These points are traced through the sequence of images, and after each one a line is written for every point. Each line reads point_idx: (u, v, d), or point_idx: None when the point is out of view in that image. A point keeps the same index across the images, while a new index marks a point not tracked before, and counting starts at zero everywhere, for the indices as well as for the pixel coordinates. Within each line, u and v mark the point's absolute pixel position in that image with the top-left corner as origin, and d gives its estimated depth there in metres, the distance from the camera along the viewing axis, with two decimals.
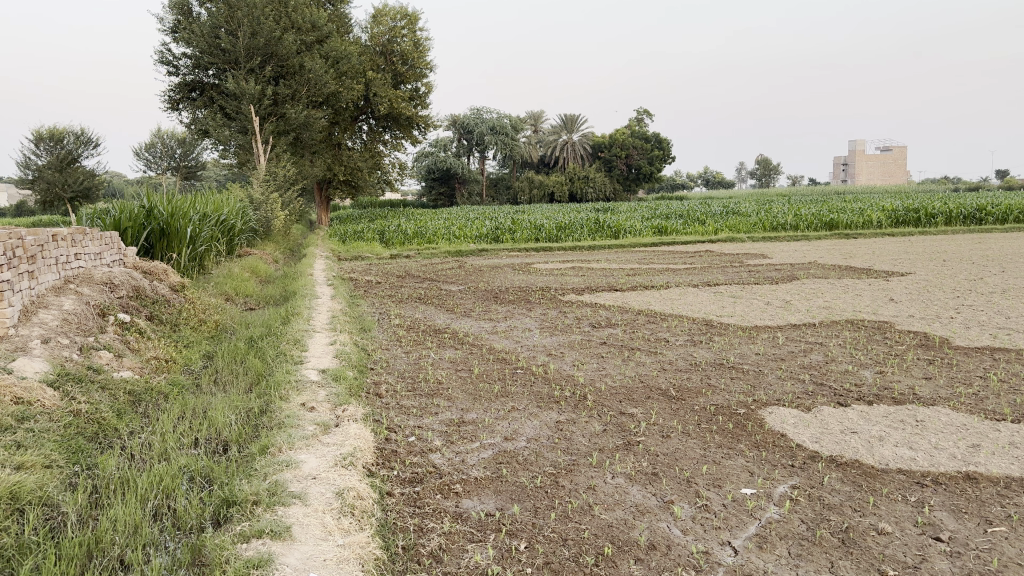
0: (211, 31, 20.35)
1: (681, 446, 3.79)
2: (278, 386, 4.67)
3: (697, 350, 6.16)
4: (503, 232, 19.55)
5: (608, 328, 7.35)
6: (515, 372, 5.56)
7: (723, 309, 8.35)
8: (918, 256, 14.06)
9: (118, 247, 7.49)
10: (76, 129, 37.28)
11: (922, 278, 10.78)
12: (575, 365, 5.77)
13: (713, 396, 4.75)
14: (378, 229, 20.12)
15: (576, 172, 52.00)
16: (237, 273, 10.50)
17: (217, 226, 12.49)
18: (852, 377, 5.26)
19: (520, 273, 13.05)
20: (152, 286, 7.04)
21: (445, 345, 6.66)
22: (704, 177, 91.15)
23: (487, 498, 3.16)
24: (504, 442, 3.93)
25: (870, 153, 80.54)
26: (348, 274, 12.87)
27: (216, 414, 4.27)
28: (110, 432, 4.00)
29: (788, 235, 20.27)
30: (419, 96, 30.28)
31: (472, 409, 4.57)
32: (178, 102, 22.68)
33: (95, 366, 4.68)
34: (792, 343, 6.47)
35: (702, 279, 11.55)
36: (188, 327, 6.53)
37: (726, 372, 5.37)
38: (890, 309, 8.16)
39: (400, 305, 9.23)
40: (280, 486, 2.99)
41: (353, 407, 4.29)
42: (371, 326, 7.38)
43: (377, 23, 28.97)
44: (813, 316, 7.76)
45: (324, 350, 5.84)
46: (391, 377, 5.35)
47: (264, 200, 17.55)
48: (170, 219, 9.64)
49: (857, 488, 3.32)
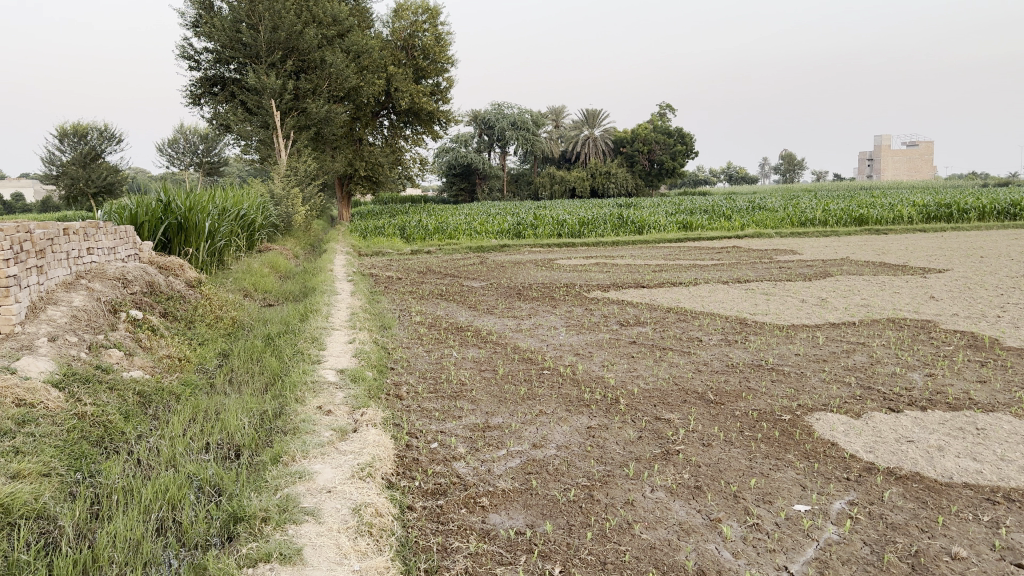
0: (232, 25, 20.24)
1: (724, 456, 3.51)
2: (294, 387, 4.44)
3: (733, 351, 5.86)
4: (525, 227, 19.28)
5: (637, 327, 7.06)
6: (541, 373, 5.29)
7: (757, 307, 8.02)
8: (954, 252, 13.63)
9: (134, 241, 7.31)
10: (99, 124, 37.52)
11: (962, 275, 10.37)
12: (605, 366, 5.49)
13: (754, 401, 4.45)
14: (399, 225, 19.94)
15: (597, 167, 51.55)
16: (257, 269, 10.33)
17: (237, 221, 12.32)
18: (902, 381, 4.94)
19: (543, 269, 12.78)
20: (167, 281, 6.86)
21: (467, 343, 6.41)
22: (726, 173, 90.27)
23: (515, 513, 2.91)
24: (533, 449, 3.67)
25: (896, 148, 79.31)
26: (369, 270, 12.67)
27: (227, 417, 4.05)
28: (116, 436, 3.78)
29: (817, 230, 19.81)
30: (440, 91, 30.05)
31: (498, 413, 4.31)
32: (200, 97, 22.64)
33: (104, 366, 4.48)
34: (832, 343, 6.14)
35: (732, 276, 11.21)
36: (203, 324, 6.33)
37: (766, 375, 5.07)
38: (932, 307, 7.79)
39: (422, 302, 9.00)
40: (291, 500, 2.75)
41: (372, 410, 4.05)
42: (391, 324, 7.16)
43: (398, 17, 28.80)
44: (852, 315, 7.43)
45: (342, 348, 5.62)
46: (411, 377, 5.10)
47: (285, 195, 17.43)
48: (188, 213, 9.49)
49: (923, 505, 3.02)
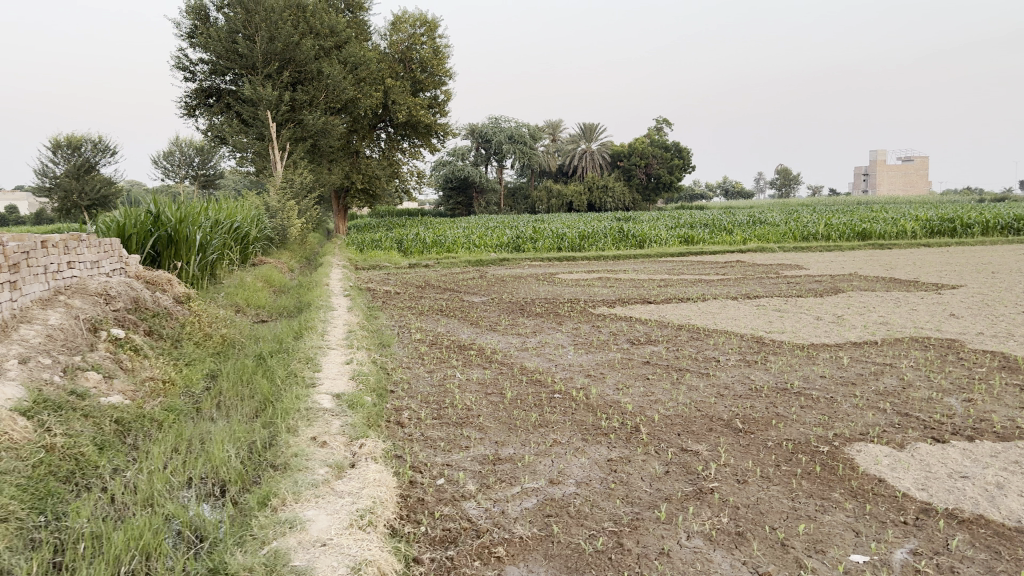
0: (228, 36, 19.95)
1: (764, 496, 3.18)
2: (287, 414, 4.08)
3: (754, 372, 5.51)
4: (525, 241, 18.98)
5: (648, 345, 6.73)
6: (552, 396, 4.94)
7: (772, 325, 7.67)
8: (963, 267, 13.32)
9: (119, 255, 6.96)
10: (93, 136, 37.24)
11: (979, 291, 10.03)
12: (619, 389, 5.13)
13: (786, 430, 4.11)
14: (396, 238, 19.60)
15: (595, 182, 51.38)
16: (250, 284, 9.97)
17: (229, 233, 11.98)
18: (941, 407, 4.57)
19: (545, 283, 12.45)
20: (154, 297, 6.51)
21: (471, 363, 6.03)
22: (722, 188, 90.42)
23: (537, 566, 2.56)
24: (550, 487, 3.31)
25: (891, 163, 79.43)
26: (365, 284, 12.34)
27: (212, 450, 3.70)
28: (88, 471, 3.44)
29: (820, 245, 19.53)
30: (438, 104, 29.79)
31: (508, 444, 3.96)
32: (195, 108, 22.37)
33: (80, 391, 4.12)
34: (858, 364, 5.79)
35: (739, 291, 10.89)
36: (191, 343, 5.97)
37: (794, 400, 4.72)
38: (954, 325, 7.45)
39: (421, 318, 8.64)
40: (280, 557, 2.39)
41: (371, 441, 3.69)
42: (390, 342, 6.80)
43: (396, 30, 28.57)
44: (872, 333, 7.09)
45: (339, 370, 5.25)
46: (413, 402, 4.73)
47: (280, 208, 17.08)
48: (178, 225, 9.14)
49: (997, 556, 2.67)
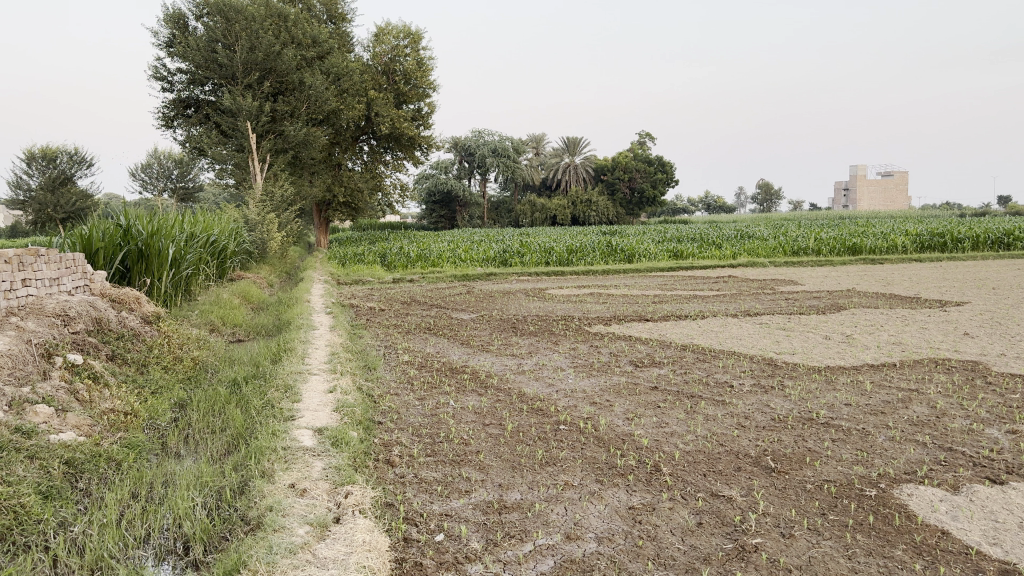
0: (207, 45, 19.43)
1: (817, 555, 2.75)
2: (262, 455, 3.58)
3: (773, 400, 5.09)
4: (512, 255, 18.56)
5: (653, 368, 6.30)
6: (557, 428, 4.48)
7: (781, 345, 7.26)
8: (962, 283, 13.02)
9: (83, 271, 6.43)
10: (69, 148, 36.62)
11: (985, 309, 9.69)
12: (629, 419, 4.68)
13: (823, 469, 3.69)
14: (380, 252, 19.11)
15: (579, 196, 51.14)
16: (227, 300, 9.45)
17: (205, 247, 11.44)
18: (985, 440, 4.16)
19: (535, 299, 12.01)
20: (119, 317, 5.99)
21: (465, 389, 5.56)
22: (705, 203, 90.72)
23: None
24: (567, 544, 2.85)
25: (871, 179, 80.00)
26: (348, 300, 11.85)
27: (175, 498, 3.21)
28: (28, 527, 2.95)
29: (812, 260, 19.25)
30: (422, 116, 29.33)
31: (514, 487, 3.49)
32: (173, 119, 21.79)
33: (25, 428, 3.62)
34: (882, 390, 5.38)
35: (738, 308, 10.52)
36: (158, 368, 5.48)
37: (824, 433, 4.30)
38: (971, 346, 7.07)
39: (408, 337, 8.17)
40: None
41: (359, 488, 3.21)
42: (375, 364, 6.33)
43: (379, 41, 28.15)
44: (888, 355, 6.70)
45: (321, 399, 4.78)
46: (404, 436, 4.26)
47: (260, 221, 16.53)
48: (149, 239, 8.61)
49: None
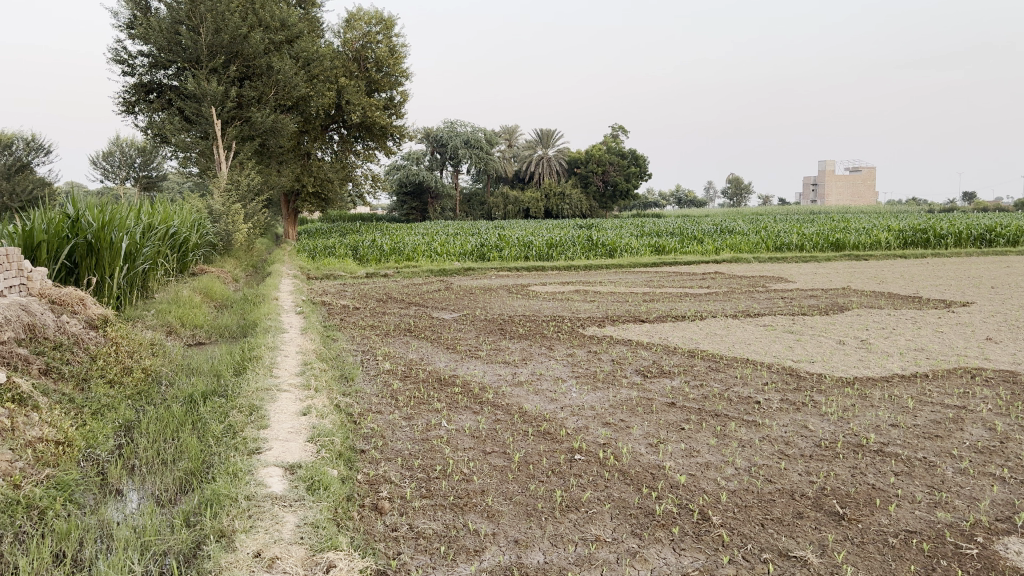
0: (171, 27, 18.45)
1: None
2: (221, 506, 2.88)
3: (809, 420, 4.48)
4: (490, 249, 17.89)
5: (665, 379, 5.67)
6: (572, 458, 3.81)
7: (796, 352, 6.67)
8: (959, 282, 12.55)
9: (17, 268, 5.60)
10: (25, 134, 35.24)
11: (996, 310, 9.21)
12: (653, 446, 4.03)
13: (900, 516, 3.09)
14: (351, 245, 18.29)
15: (552, 188, 50.56)
16: (187, 298, 8.67)
17: (164, 239, 10.59)
18: None
19: (519, 297, 11.35)
20: (59, 322, 5.20)
21: (458, 406, 4.87)
22: (676, 197, 90.71)
23: None
24: None
25: (840, 174, 80.26)
26: (319, 297, 11.08)
27: (109, 566, 2.49)
28: None
29: (796, 256, 18.83)
30: (394, 105, 28.45)
31: (534, 544, 2.83)
32: (134, 104, 20.72)
33: None
34: (926, 407, 4.81)
35: (733, 308, 9.97)
36: (103, 384, 4.73)
37: (883, 465, 3.70)
38: (1001, 353, 6.54)
39: (387, 340, 7.47)
40: None
41: (346, 556, 2.53)
42: (353, 375, 5.62)
43: (351, 27, 27.12)
44: (915, 363, 6.14)
45: (293, 425, 4.06)
46: (392, 470, 3.58)
47: (225, 211, 15.63)
48: (100, 231, 7.78)
49: None
